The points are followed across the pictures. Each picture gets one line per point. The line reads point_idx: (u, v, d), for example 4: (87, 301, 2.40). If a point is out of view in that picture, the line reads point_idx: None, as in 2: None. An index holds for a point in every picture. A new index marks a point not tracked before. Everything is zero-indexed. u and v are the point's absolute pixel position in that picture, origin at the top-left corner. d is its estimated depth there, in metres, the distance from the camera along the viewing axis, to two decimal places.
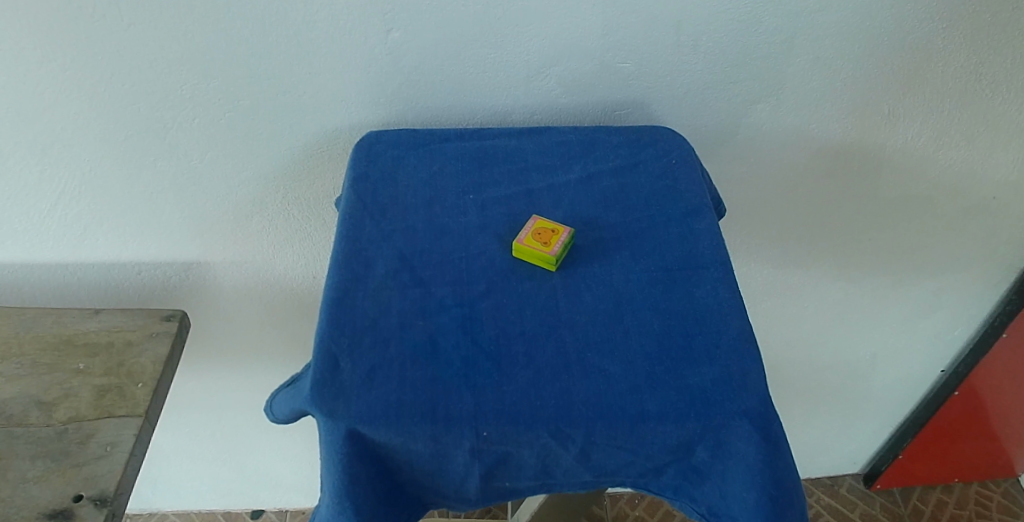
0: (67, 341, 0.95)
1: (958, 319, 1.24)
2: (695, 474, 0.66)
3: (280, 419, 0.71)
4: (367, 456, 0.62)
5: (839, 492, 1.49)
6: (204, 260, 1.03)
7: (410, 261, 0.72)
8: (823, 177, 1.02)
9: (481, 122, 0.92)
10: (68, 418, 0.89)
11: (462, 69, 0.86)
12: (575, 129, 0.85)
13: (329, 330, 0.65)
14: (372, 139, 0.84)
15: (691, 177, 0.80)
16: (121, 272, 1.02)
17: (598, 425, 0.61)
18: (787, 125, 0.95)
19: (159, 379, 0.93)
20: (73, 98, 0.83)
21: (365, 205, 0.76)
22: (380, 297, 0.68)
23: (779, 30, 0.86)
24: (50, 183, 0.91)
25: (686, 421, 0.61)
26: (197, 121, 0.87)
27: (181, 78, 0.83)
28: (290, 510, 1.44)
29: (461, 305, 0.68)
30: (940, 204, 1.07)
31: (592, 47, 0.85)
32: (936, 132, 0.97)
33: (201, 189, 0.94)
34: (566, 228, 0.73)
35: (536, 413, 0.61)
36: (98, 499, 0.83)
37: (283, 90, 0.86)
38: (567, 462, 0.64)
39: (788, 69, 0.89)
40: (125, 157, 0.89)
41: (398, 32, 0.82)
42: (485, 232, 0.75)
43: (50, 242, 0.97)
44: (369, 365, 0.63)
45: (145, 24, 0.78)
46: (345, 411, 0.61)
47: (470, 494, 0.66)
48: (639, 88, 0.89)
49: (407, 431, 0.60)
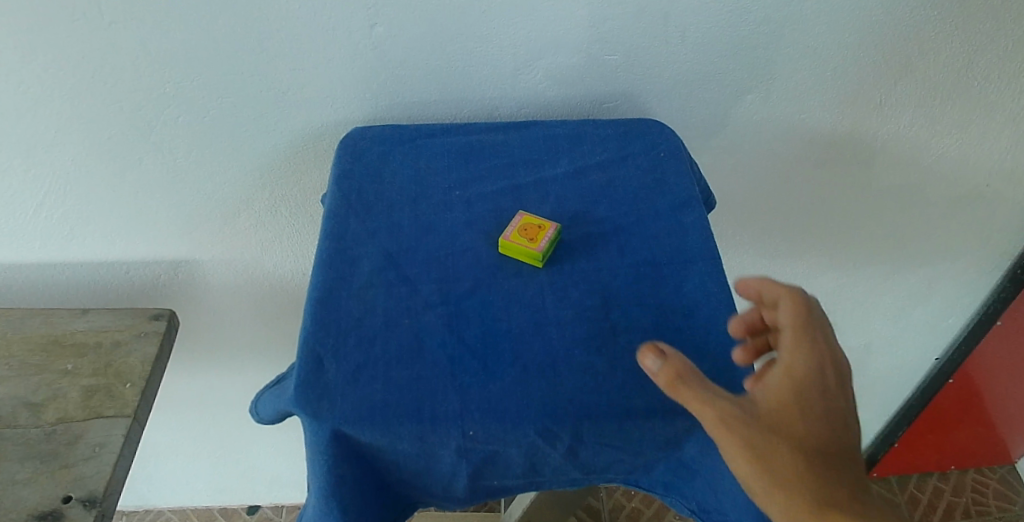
0: (54, 342, 0.94)
1: (951, 306, 1.24)
2: (685, 470, 0.65)
3: (266, 420, 0.70)
4: (353, 456, 0.62)
5: None
6: (193, 257, 1.02)
7: (395, 259, 0.71)
8: (814, 166, 1.01)
9: (468, 117, 0.91)
10: (57, 419, 0.88)
11: (447, 63, 0.85)
12: (563, 123, 0.85)
13: (313, 330, 0.65)
14: (358, 135, 0.83)
15: (681, 170, 0.79)
16: (110, 271, 1.02)
17: (586, 422, 0.61)
18: (777, 115, 0.95)
19: (148, 379, 0.92)
20: (57, 97, 0.82)
21: (350, 203, 0.75)
22: (365, 295, 0.67)
23: (768, 20, 0.85)
24: (37, 182, 0.90)
25: (674, 417, 0.61)
26: (182, 119, 0.86)
27: (165, 75, 0.82)
28: (286, 505, 1.45)
29: (446, 303, 0.67)
30: (932, 192, 1.06)
31: (579, 39, 0.85)
32: (927, 121, 0.97)
33: (189, 188, 0.93)
34: (553, 224, 0.72)
35: (523, 412, 0.61)
36: (87, 500, 0.83)
37: (269, 86, 0.85)
38: (556, 460, 0.63)
39: (777, 59, 0.89)
40: (112, 156, 0.89)
41: (382, 27, 0.81)
42: (471, 229, 0.74)
43: (37, 242, 0.96)
44: (354, 365, 0.63)
45: (125, 20, 0.77)
46: (330, 413, 0.60)
47: (458, 493, 0.66)
48: (627, 81, 0.89)
49: (392, 431, 0.60)
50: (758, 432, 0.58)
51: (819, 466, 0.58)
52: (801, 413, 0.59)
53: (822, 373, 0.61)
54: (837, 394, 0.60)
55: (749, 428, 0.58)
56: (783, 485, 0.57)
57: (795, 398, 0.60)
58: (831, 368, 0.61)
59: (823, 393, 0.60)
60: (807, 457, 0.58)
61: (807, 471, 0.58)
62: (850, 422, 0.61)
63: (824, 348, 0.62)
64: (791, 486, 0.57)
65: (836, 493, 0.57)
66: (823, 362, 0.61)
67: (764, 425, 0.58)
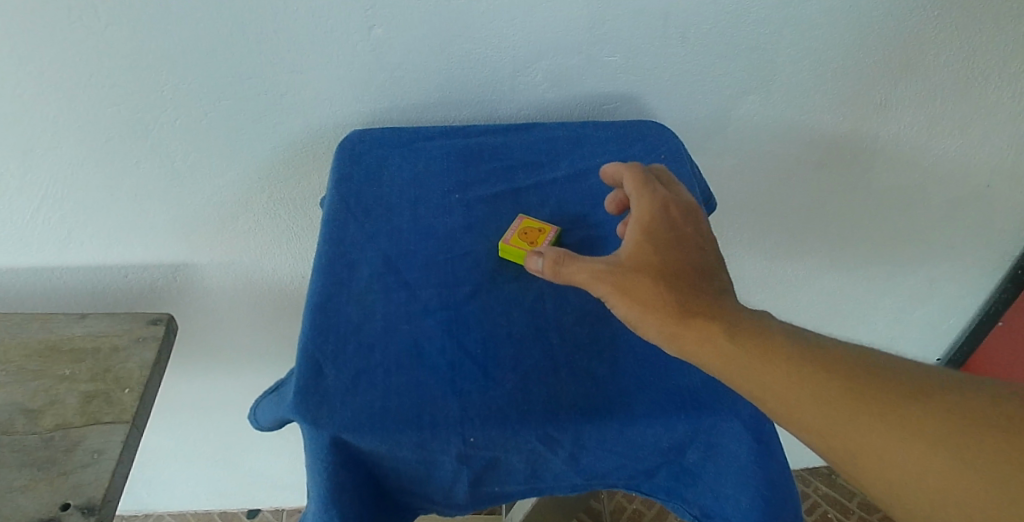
0: (52, 347, 0.94)
1: (952, 307, 1.23)
2: (687, 475, 0.65)
3: (265, 426, 0.70)
4: (353, 463, 0.61)
5: (835, 482, 1.49)
6: (192, 261, 1.01)
7: (394, 263, 0.70)
8: (815, 167, 1.01)
9: (467, 119, 0.90)
10: (54, 426, 0.88)
11: (446, 65, 0.85)
12: (563, 125, 0.84)
13: (312, 336, 0.64)
14: (356, 138, 0.82)
15: (682, 173, 0.79)
16: (108, 275, 1.01)
17: (587, 428, 0.60)
18: (778, 115, 0.94)
19: (146, 384, 0.92)
20: (53, 100, 0.81)
21: (349, 207, 0.75)
22: (364, 300, 0.67)
23: (769, 21, 0.84)
24: (33, 186, 0.89)
25: (676, 423, 0.60)
26: (179, 122, 0.86)
27: (162, 78, 0.81)
28: (286, 508, 1.44)
29: (446, 308, 0.67)
30: (933, 193, 1.05)
31: (578, 41, 0.84)
32: (928, 121, 0.96)
33: (187, 191, 0.93)
34: (552, 227, 0.72)
35: (524, 419, 0.60)
36: (86, 508, 0.82)
37: (267, 88, 0.84)
38: (557, 466, 0.63)
39: (777, 60, 0.88)
40: (109, 159, 0.88)
41: (381, 29, 0.81)
42: (471, 233, 0.74)
43: (34, 246, 0.96)
44: (353, 371, 0.62)
45: (122, 23, 0.77)
46: (329, 420, 0.59)
47: (458, 499, 0.65)
48: (627, 82, 0.88)
49: (392, 438, 0.59)
50: (636, 279, 0.60)
51: (707, 295, 0.59)
52: (659, 250, 0.62)
53: (665, 211, 0.64)
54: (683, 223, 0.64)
55: (615, 277, 0.60)
56: (695, 330, 0.57)
57: (674, 247, 0.62)
58: (674, 206, 0.65)
59: (676, 231, 0.63)
60: (689, 288, 0.60)
61: (716, 314, 0.58)
62: (714, 254, 0.63)
63: (667, 194, 0.66)
64: (702, 334, 0.57)
65: (779, 343, 0.56)
66: (665, 204, 0.65)
67: (642, 271, 0.60)
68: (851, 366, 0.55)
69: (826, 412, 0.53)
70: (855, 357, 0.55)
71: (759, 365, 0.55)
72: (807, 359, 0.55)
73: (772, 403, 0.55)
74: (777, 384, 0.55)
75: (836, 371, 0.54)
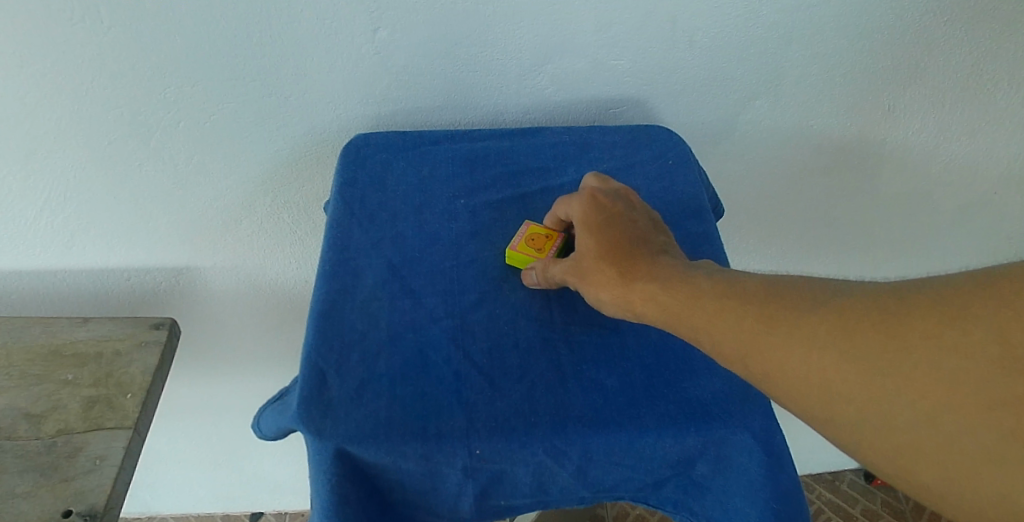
0: (55, 352, 0.93)
1: None
2: (696, 489, 0.64)
3: (268, 436, 0.69)
4: (357, 475, 0.60)
5: (839, 488, 1.47)
6: (195, 264, 1.01)
7: (399, 270, 0.69)
8: (823, 172, 0.99)
9: (472, 122, 0.90)
10: (57, 432, 0.87)
11: (451, 68, 0.84)
12: (569, 130, 0.83)
13: (316, 344, 0.63)
14: (361, 142, 0.81)
15: (690, 179, 0.78)
16: (111, 279, 1.00)
17: (595, 441, 0.59)
18: (786, 120, 0.93)
19: (149, 390, 0.91)
20: (55, 103, 0.80)
21: (353, 212, 0.74)
22: (369, 309, 0.66)
23: (778, 24, 0.83)
24: (36, 190, 0.88)
25: (685, 436, 0.59)
26: (182, 125, 0.85)
27: (165, 81, 0.81)
28: (288, 512, 1.43)
29: (452, 316, 0.66)
30: (942, 198, 1.04)
31: (585, 45, 0.83)
32: (938, 128, 0.95)
33: (190, 194, 0.92)
34: (560, 234, 0.71)
35: (531, 431, 0.59)
36: (87, 515, 0.81)
37: (270, 91, 0.83)
38: (564, 479, 0.62)
39: (786, 64, 0.87)
40: (112, 163, 0.87)
41: (386, 31, 0.80)
42: (477, 239, 0.73)
43: (37, 249, 0.95)
44: (357, 381, 0.61)
45: (124, 26, 0.76)
46: (333, 430, 0.59)
47: (464, 512, 0.64)
48: (634, 86, 0.87)
49: (397, 450, 0.58)
50: (582, 268, 0.64)
51: (645, 260, 0.61)
52: (592, 234, 0.65)
53: (594, 200, 0.68)
54: (610, 205, 0.67)
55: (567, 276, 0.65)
56: (643, 294, 0.59)
57: (604, 226, 0.65)
58: (601, 194, 0.68)
59: (607, 213, 0.66)
60: (628, 256, 0.62)
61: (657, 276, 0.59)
62: (650, 225, 0.66)
63: (594, 187, 0.70)
64: (646, 294, 0.59)
65: (715, 290, 0.56)
66: (593, 195, 0.69)
67: (584, 259, 0.64)
68: (787, 301, 0.53)
69: (780, 360, 0.51)
70: (794, 294, 0.54)
71: (700, 315, 0.55)
72: (745, 301, 0.54)
73: (726, 356, 0.54)
74: (722, 333, 0.54)
75: (775, 312, 0.53)
